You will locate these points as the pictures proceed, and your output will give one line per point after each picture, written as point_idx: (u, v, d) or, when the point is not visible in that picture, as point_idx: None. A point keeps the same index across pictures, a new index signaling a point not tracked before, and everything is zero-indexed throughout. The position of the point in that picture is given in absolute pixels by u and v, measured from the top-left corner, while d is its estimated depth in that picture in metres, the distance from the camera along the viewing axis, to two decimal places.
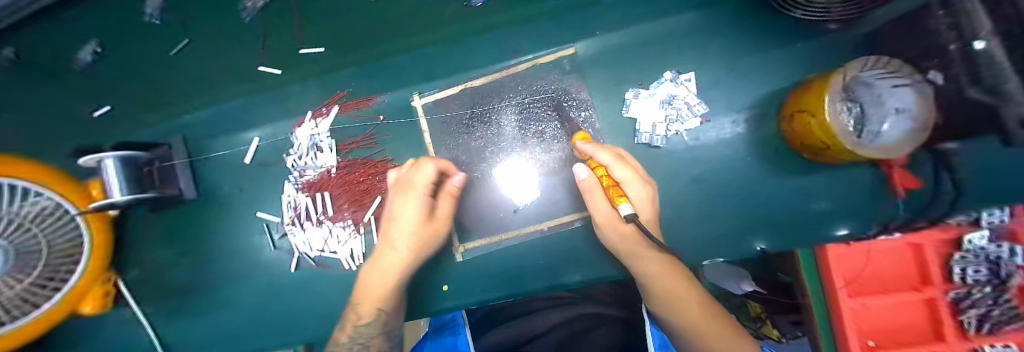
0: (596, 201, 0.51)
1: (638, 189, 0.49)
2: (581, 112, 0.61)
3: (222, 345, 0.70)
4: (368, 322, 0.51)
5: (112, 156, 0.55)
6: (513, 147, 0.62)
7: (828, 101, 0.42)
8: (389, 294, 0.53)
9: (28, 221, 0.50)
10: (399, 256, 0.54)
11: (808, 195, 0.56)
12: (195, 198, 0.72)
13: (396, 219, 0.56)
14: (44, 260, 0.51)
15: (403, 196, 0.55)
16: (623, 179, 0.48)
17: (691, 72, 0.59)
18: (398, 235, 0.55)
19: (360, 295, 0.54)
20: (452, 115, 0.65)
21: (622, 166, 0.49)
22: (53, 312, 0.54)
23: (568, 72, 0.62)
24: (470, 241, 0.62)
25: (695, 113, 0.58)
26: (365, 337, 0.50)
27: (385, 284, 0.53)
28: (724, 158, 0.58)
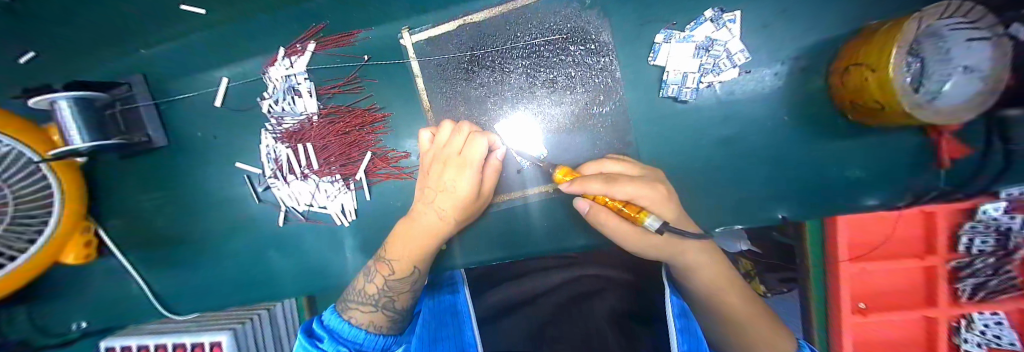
0: (613, 228, 0.44)
1: (649, 195, 0.41)
2: (599, 58, 0.53)
3: (218, 294, 0.70)
4: (401, 278, 0.52)
5: (65, 98, 0.49)
6: (518, 99, 0.54)
7: (894, 53, 0.34)
8: (423, 257, 0.53)
9: None
10: (432, 223, 0.51)
11: (841, 161, 0.51)
12: (166, 145, 0.65)
13: (445, 189, 0.49)
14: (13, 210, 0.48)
15: (456, 171, 0.48)
16: (631, 195, 0.39)
17: (737, 11, 0.49)
18: (444, 205, 0.50)
19: (394, 252, 0.53)
20: (448, 58, 0.56)
21: (619, 184, 0.39)
22: (35, 261, 0.52)
23: (586, 8, 0.52)
24: (498, 195, 0.58)
25: (734, 63, 0.50)
26: (392, 290, 0.53)
27: (423, 242, 0.52)
28: (753, 118, 0.52)
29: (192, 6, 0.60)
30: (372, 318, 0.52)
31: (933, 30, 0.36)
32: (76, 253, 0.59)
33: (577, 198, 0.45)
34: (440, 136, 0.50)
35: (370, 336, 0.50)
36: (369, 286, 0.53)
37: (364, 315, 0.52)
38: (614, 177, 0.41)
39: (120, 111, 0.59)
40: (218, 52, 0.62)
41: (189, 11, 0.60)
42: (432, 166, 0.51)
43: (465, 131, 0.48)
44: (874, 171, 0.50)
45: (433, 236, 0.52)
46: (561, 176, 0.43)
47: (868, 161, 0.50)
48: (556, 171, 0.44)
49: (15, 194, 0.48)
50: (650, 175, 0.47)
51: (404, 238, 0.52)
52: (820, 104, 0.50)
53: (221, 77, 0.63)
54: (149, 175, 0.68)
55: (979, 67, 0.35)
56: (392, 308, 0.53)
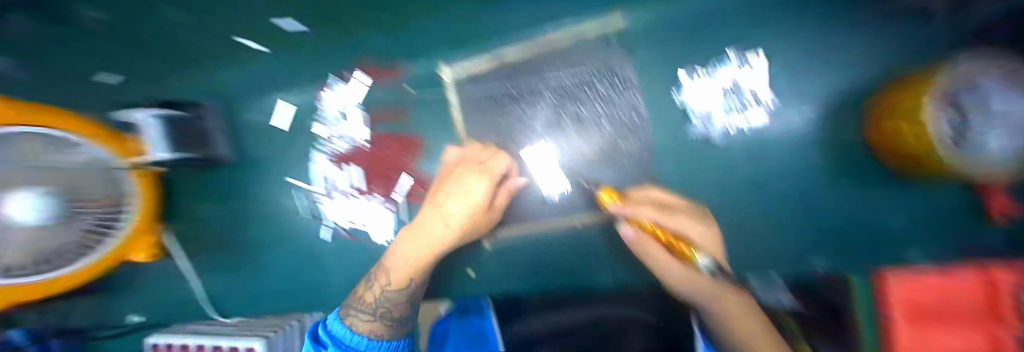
0: (657, 257, 0.51)
1: (696, 230, 0.50)
2: (626, 96, 0.56)
3: (259, 299, 0.75)
4: (398, 290, 0.55)
5: (151, 114, 0.58)
6: (547, 131, 0.58)
7: (929, 106, 0.38)
8: (425, 264, 0.56)
9: (68, 171, 0.53)
10: (439, 232, 0.55)
11: (879, 209, 0.50)
12: (230, 160, 0.70)
13: (455, 194, 0.55)
14: (82, 213, 0.53)
15: (468, 178, 0.55)
16: (678, 227, 0.49)
17: (760, 51, 0.53)
18: (454, 211, 0.55)
19: (393, 262, 0.56)
20: (483, 92, 0.61)
21: (670, 215, 0.49)
22: (100, 262, 0.58)
23: (615, 51, 0.56)
24: (520, 227, 0.60)
25: (759, 102, 0.53)
26: (389, 300, 0.55)
27: (428, 250, 0.55)
28: (787, 161, 0.53)
29: (248, 40, 0.64)
30: (370, 327, 0.54)
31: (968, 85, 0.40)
32: (145, 252, 0.67)
33: (622, 223, 0.53)
34: (460, 152, 0.61)
35: (371, 343, 0.53)
36: (367, 294, 0.56)
37: (364, 322, 0.55)
38: (666, 209, 0.51)
39: (191, 129, 0.64)
40: (271, 80, 0.67)
41: (241, 43, 0.65)
42: (453, 178, 0.58)
43: (479, 146, 0.60)
44: (915, 219, 0.50)
45: (438, 248, 0.55)
46: (609, 198, 0.50)
47: (912, 209, 0.49)
48: (601, 191, 0.51)
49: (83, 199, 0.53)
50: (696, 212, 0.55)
51: (406, 243, 0.56)
52: (849, 151, 0.51)
53: (278, 100, 0.68)
54: (207, 185, 0.74)
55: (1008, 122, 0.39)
56: (390, 318, 0.54)
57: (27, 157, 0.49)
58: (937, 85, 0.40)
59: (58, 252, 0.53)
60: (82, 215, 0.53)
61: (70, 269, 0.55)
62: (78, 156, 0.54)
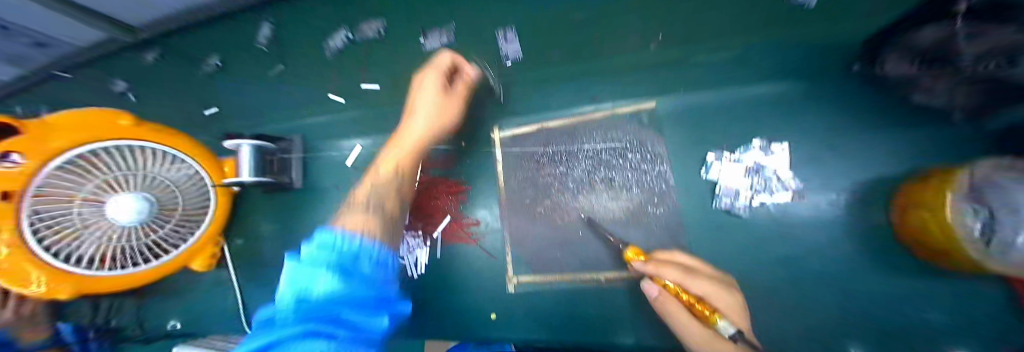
0: (678, 319, 0.46)
1: (724, 298, 0.46)
2: (654, 166, 0.62)
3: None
4: (387, 182, 0.54)
5: (248, 144, 0.69)
6: (579, 189, 0.64)
7: (949, 199, 0.40)
8: (409, 156, 0.59)
9: (178, 186, 0.65)
10: (417, 127, 0.60)
11: (921, 302, 0.49)
12: (300, 187, 0.82)
13: (420, 94, 0.62)
14: (171, 220, 0.64)
15: (427, 81, 0.63)
16: (703, 290, 0.45)
17: (785, 142, 0.58)
18: (422, 107, 0.61)
19: (381, 165, 0.57)
20: (525, 151, 0.69)
21: (694, 278, 0.46)
22: (167, 265, 0.66)
23: (644, 125, 0.64)
24: (544, 276, 0.64)
25: (786, 186, 0.56)
26: (382, 192, 0.52)
27: (409, 145, 0.59)
28: (813, 240, 0.54)
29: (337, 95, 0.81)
30: (366, 221, 0.43)
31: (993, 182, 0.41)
32: (203, 261, 0.74)
33: (644, 280, 0.49)
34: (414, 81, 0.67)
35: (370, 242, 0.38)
36: (355, 201, 0.51)
37: (355, 221, 0.43)
38: (690, 271, 0.48)
39: (278, 159, 0.79)
40: (350, 127, 0.81)
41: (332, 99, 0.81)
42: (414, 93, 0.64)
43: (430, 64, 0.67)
44: (957, 318, 0.47)
45: (413, 148, 0.60)
46: (633, 254, 0.49)
47: (950, 304, 0.47)
48: (627, 249, 0.50)
49: (185, 208, 0.66)
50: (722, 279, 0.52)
51: (390, 150, 0.60)
52: (883, 238, 0.51)
53: (354, 143, 0.81)
54: (269, 206, 0.84)
55: None
56: (384, 211, 0.49)
57: (148, 168, 0.62)
58: (959, 180, 0.43)
59: (137, 251, 0.63)
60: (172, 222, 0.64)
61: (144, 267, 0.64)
62: (178, 170, 0.66)
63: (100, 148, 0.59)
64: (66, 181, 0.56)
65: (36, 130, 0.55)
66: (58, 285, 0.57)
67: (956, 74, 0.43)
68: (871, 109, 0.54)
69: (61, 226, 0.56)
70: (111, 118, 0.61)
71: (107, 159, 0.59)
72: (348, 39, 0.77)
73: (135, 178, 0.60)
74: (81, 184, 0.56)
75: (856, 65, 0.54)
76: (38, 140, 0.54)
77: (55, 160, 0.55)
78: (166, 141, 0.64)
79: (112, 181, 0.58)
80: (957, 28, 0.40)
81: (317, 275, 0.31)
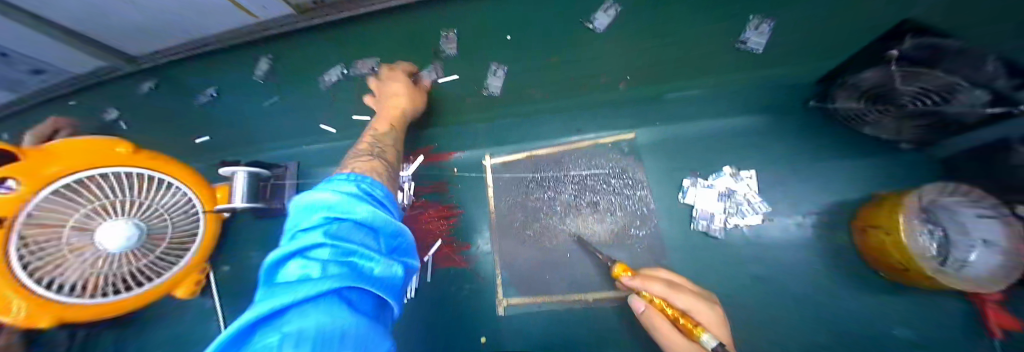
0: (663, 333, 0.44)
1: (705, 314, 0.43)
2: (636, 191, 0.66)
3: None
4: (384, 135, 0.62)
5: (245, 171, 0.71)
6: (566, 213, 0.67)
7: (902, 218, 0.44)
8: (400, 113, 0.64)
9: (166, 210, 0.58)
10: (396, 93, 0.64)
11: (887, 318, 0.51)
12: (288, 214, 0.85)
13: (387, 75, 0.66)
14: (162, 243, 0.58)
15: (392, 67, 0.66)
16: (686, 305, 0.43)
17: (752, 170, 0.62)
18: (394, 83, 0.64)
19: (375, 123, 0.64)
20: (515, 177, 0.73)
21: (678, 292, 0.44)
22: (150, 293, 0.58)
23: (625, 154, 0.69)
24: (532, 297, 0.65)
25: (756, 210, 0.59)
26: (382, 144, 0.61)
27: (393, 105, 0.63)
28: (789, 261, 0.57)
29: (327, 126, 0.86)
30: (373, 167, 0.53)
31: (939, 205, 0.47)
32: (186, 288, 0.71)
33: (632, 295, 0.50)
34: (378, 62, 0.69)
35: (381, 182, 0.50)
36: (358, 153, 0.59)
37: (363, 165, 0.53)
38: (676, 286, 0.46)
39: (270, 185, 0.81)
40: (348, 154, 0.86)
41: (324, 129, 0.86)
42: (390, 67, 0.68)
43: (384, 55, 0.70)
44: (925, 335, 0.50)
45: (397, 107, 0.63)
46: (620, 270, 0.50)
47: (914, 320, 0.50)
48: (616, 266, 0.51)
49: (177, 228, 0.60)
50: (705, 294, 0.51)
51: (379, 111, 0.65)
52: (846, 257, 0.55)
53: None
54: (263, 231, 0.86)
55: (995, 240, 0.43)
56: (385, 158, 0.58)
57: (142, 193, 0.55)
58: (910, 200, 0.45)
59: (125, 276, 0.55)
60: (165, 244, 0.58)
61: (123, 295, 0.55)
62: (174, 196, 0.60)
63: (102, 174, 0.52)
64: (63, 203, 0.49)
65: (35, 156, 0.48)
66: (36, 313, 0.48)
67: (901, 108, 0.49)
68: (818, 145, 0.62)
69: (46, 248, 0.48)
70: (112, 144, 0.55)
71: (107, 184, 0.52)
72: (343, 74, 0.76)
73: (133, 205, 0.54)
74: (75, 207, 0.49)
75: (813, 101, 0.61)
76: (36, 165, 0.48)
77: (53, 185, 0.48)
78: (166, 168, 0.59)
79: (119, 204, 0.52)
80: (894, 71, 0.47)
81: (354, 204, 0.35)
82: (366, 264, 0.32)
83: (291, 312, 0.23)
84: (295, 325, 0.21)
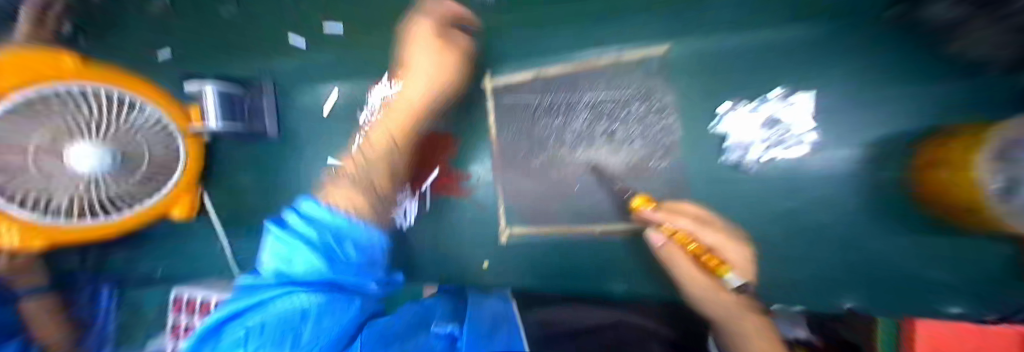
0: (682, 268, 0.43)
1: (730, 251, 0.41)
2: (660, 118, 0.56)
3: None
4: (378, 150, 0.58)
5: (213, 85, 0.66)
6: (577, 143, 0.59)
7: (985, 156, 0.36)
8: (405, 126, 0.60)
9: (138, 132, 0.58)
10: (415, 91, 0.60)
11: (914, 257, 0.48)
12: (275, 136, 0.82)
13: (415, 67, 0.61)
14: (144, 167, 0.59)
15: (425, 48, 0.60)
16: (712, 243, 0.40)
17: (810, 90, 0.51)
18: (416, 79, 0.60)
19: (382, 127, 0.61)
20: (519, 102, 0.63)
21: (706, 230, 0.42)
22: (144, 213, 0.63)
23: (652, 73, 0.57)
24: (537, 228, 0.62)
25: (802, 139, 0.51)
26: (372, 169, 0.57)
27: (405, 115, 0.60)
28: (821, 196, 0.51)
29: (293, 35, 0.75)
30: (353, 202, 0.49)
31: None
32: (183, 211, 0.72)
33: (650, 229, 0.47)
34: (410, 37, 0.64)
35: (359, 223, 0.47)
36: (344, 177, 0.56)
37: (343, 195, 0.50)
38: (704, 223, 0.43)
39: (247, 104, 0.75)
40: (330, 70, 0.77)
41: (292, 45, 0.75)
42: (413, 57, 0.62)
43: (417, 25, 0.62)
44: (956, 277, 0.46)
45: (404, 124, 0.60)
46: (642, 202, 0.46)
47: (945, 261, 0.46)
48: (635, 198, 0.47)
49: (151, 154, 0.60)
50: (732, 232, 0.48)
51: (390, 111, 0.62)
52: (891, 195, 0.48)
53: (332, 89, 0.79)
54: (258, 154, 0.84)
55: None
56: (370, 191, 0.54)
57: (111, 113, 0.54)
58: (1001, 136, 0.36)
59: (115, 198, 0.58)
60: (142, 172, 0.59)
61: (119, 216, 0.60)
62: (142, 116, 0.59)
63: (59, 89, 0.49)
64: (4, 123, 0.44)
65: None
66: (29, 240, 0.51)
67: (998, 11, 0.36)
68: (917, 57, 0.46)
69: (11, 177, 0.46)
70: (49, 57, 0.50)
71: (63, 103, 0.49)
72: None
73: (100, 126, 0.52)
74: (28, 130, 0.46)
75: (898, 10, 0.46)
76: None
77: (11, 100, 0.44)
78: (122, 82, 0.57)
79: (90, 124, 0.51)
80: None
81: (296, 252, 0.42)
82: (328, 272, 0.42)
83: (251, 313, 0.36)
84: (253, 322, 0.35)
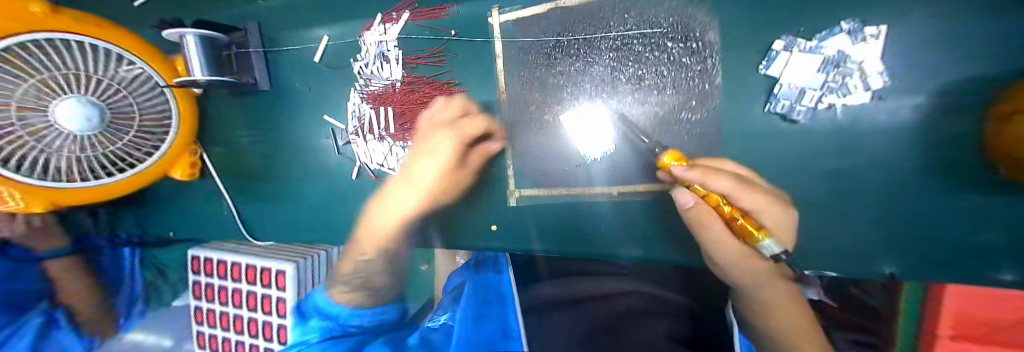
0: (714, 236, 0.38)
1: (769, 215, 0.36)
2: (696, 60, 0.48)
3: (298, 228, 0.83)
4: (369, 260, 0.46)
5: (192, 34, 0.62)
6: (596, 92, 0.51)
7: None
8: (396, 232, 0.48)
9: (122, 86, 0.60)
10: (411, 204, 0.50)
11: (993, 224, 0.40)
12: (268, 90, 0.78)
13: (428, 152, 0.51)
14: (136, 126, 0.63)
15: (431, 159, 0.51)
16: (751, 206, 0.35)
17: (884, 25, 0.41)
18: (429, 168, 0.50)
19: (371, 231, 0.50)
20: (534, 42, 0.56)
21: (749, 193, 0.36)
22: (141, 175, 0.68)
23: (692, 2, 0.48)
24: (526, 189, 0.61)
25: (869, 85, 0.42)
26: (364, 272, 0.46)
27: (398, 218, 0.49)
28: (878, 156, 0.44)
29: None
30: (352, 298, 0.45)
31: None
32: (183, 172, 0.77)
33: (679, 188, 0.42)
34: (437, 110, 0.58)
35: (357, 313, 0.44)
36: (347, 264, 0.50)
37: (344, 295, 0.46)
38: (746, 184, 0.37)
39: (233, 55, 0.72)
40: (321, 11, 0.71)
41: None
42: (426, 141, 0.54)
43: (456, 105, 0.58)
44: None
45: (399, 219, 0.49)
46: (671, 158, 0.40)
47: None
48: (663, 155, 0.42)
49: (143, 113, 0.63)
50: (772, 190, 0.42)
51: (380, 215, 0.51)
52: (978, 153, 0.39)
53: (322, 34, 0.72)
54: (261, 111, 0.82)
55: None
56: (370, 288, 0.45)
57: (83, 67, 0.55)
58: None
59: (115, 158, 0.63)
60: (134, 131, 0.63)
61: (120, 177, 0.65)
62: (130, 71, 0.62)
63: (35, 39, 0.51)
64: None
65: None
66: (27, 200, 0.58)
67: None
68: None
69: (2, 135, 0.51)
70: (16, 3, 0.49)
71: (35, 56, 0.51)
72: None
73: (94, 81, 0.57)
74: (18, 83, 0.49)
75: None
76: None
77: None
78: (103, 34, 0.59)
79: (78, 77, 0.55)
80: None
81: None
82: None
83: None
84: None
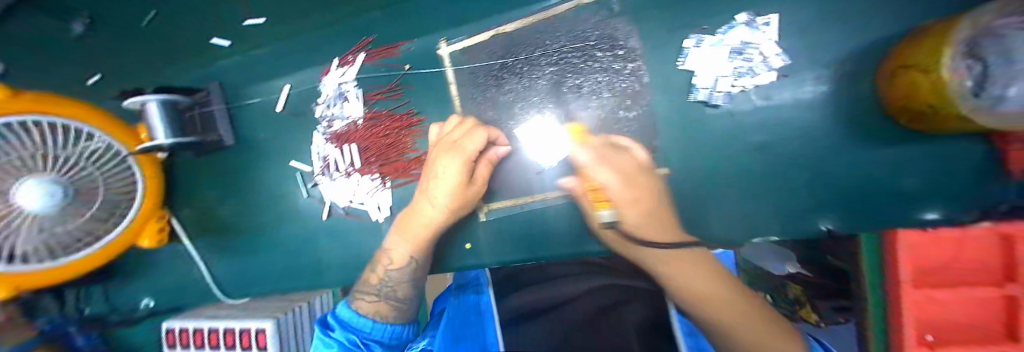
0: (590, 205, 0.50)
1: (627, 188, 0.43)
2: (625, 64, 0.53)
3: (274, 278, 0.81)
4: (399, 269, 0.58)
5: (155, 99, 0.63)
6: (544, 103, 0.55)
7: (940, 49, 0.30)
8: (423, 243, 0.58)
9: (83, 159, 0.60)
10: (435, 214, 0.57)
11: (898, 171, 0.45)
12: (232, 144, 0.79)
13: (438, 176, 0.56)
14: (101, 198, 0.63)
15: (446, 159, 0.55)
16: (604, 181, 0.44)
17: (773, 14, 0.48)
18: (440, 193, 0.56)
19: (399, 242, 0.60)
20: (482, 66, 0.60)
21: (600, 169, 0.44)
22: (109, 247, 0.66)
23: (614, 15, 0.54)
24: (493, 203, 0.62)
25: (771, 66, 0.48)
26: (393, 281, 0.57)
27: (423, 232, 0.58)
28: (793, 126, 0.49)
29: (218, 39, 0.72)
30: (378, 308, 0.56)
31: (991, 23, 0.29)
32: (152, 239, 0.75)
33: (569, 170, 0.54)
34: (446, 127, 0.59)
35: (378, 326, 0.55)
36: (372, 278, 0.60)
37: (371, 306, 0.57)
38: (606, 161, 0.46)
39: (198, 114, 0.74)
40: (281, 63, 0.74)
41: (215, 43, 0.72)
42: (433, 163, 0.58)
43: (467, 125, 0.57)
44: (935, 188, 0.43)
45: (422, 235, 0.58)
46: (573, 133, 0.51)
47: (932, 171, 0.43)
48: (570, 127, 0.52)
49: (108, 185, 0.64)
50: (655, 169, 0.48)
51: (407, 226, 0.60)
52: (871, 111, 0.45)
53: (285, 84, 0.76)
54: (228, 165, 0.82)
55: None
56: (394, 298, 0.57)
57: (49, 147, 0.56)
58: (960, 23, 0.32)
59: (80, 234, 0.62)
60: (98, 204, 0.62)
61: (85, 253, 0.63)
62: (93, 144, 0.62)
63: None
64: None
65: None
66: None
67: None
68: None
69: None
70: None
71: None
72: None
73: (50, 158, 0.56)
74: None
75: None
76: None
77: None
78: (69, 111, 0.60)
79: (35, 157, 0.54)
80: None
81: None
82: None
83: None
84: None
